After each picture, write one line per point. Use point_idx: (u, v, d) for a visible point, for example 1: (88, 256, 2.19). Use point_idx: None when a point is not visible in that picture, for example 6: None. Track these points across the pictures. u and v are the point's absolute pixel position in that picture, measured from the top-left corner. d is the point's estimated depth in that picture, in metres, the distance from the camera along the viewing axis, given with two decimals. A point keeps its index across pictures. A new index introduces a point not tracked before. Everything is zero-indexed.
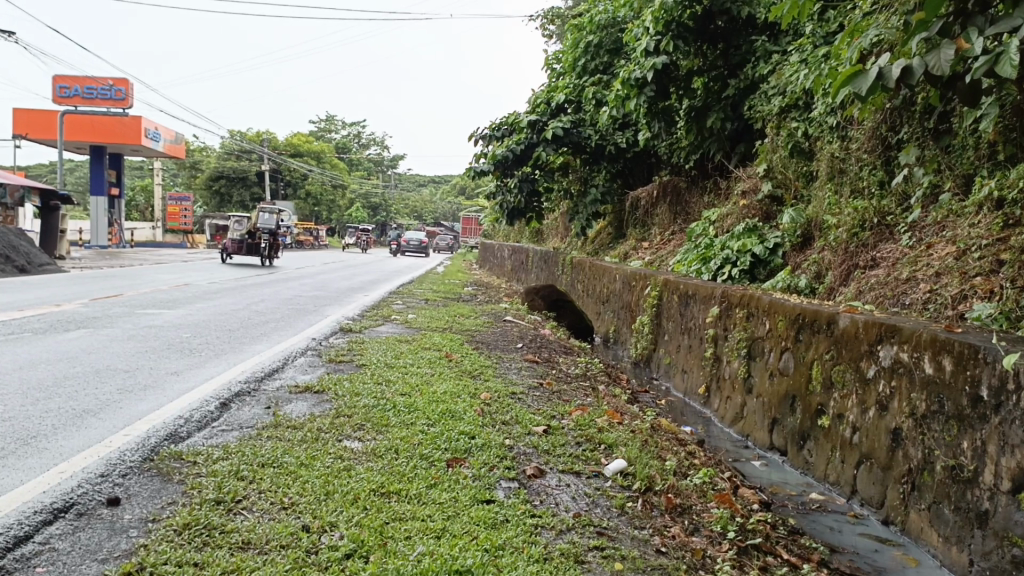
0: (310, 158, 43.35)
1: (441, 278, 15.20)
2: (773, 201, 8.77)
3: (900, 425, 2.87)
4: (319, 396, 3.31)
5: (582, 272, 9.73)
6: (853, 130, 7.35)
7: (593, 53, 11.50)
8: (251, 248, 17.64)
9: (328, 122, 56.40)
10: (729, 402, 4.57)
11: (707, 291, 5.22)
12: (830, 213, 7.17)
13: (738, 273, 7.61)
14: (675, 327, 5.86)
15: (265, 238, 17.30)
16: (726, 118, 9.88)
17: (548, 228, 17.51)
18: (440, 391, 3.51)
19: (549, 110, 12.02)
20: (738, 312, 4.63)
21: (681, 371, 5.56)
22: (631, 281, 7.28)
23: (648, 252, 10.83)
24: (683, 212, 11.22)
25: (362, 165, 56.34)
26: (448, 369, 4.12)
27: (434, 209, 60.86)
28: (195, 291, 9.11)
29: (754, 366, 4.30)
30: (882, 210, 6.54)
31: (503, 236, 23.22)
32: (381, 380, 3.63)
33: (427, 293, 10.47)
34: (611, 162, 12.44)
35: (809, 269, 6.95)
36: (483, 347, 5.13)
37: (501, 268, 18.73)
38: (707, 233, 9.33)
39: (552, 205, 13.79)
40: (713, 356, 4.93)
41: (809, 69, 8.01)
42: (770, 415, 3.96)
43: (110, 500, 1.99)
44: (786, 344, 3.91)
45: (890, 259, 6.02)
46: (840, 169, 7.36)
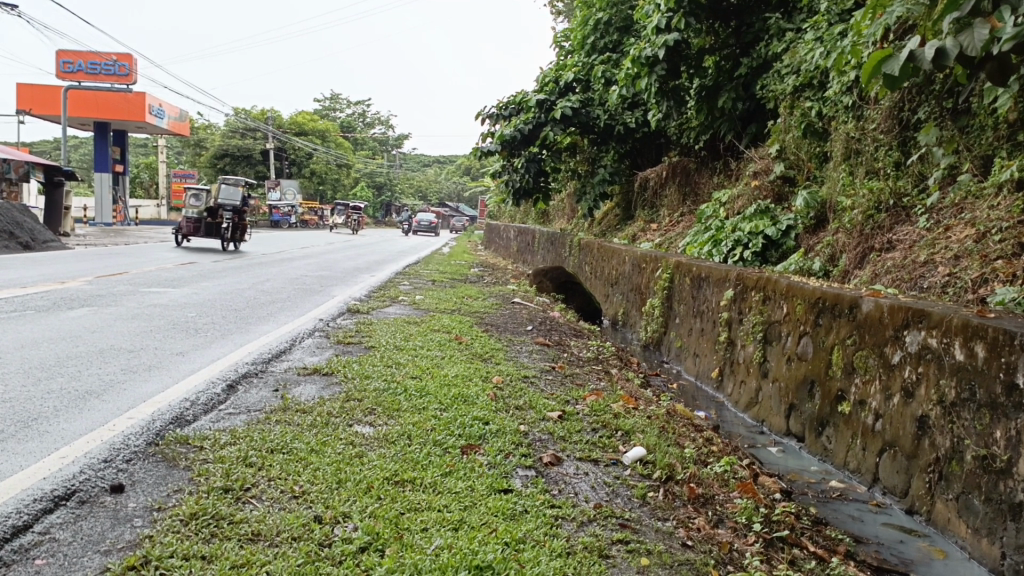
0: (315, 137, 43.15)
1: (447, 258, 15.11)
2: (785, 182, 8.63)
3: (927, 413, 2.78)
4: (328, 379, 3.24)
5: (590, 253, 9.62)
6: (868, 110, 7.20)
7: (602, 31, 11.33)
8: (210, 228, 14.65)
9: (333, 101, 56.12)
10: (743, 386, 4.49)
11: (721, 273, 5.12)
12: (844, 195, 7.04)
13: (749, 255, 7.49)
14: (687, 310, 5.77)
15: (231, 219, 14.41)
16: (737, 97, 9.73)
17: (555, 208, 17.36)
18: (452, 374, 3.44)
19: (557, 88, 11.87)
20: (754, 295, 4.53)
21: (693, 355, 5.48)
22: (641, 262, 7.18)
23: (656, 233, 10.72)
24: (692, 193, 11.09)
25: (366, 144, 56.05)
26: (458, 351, 4.04)
27: (439, 189, 60.67)
28: (200, 270, 9.02)
29: (770, 351, 4.21)
30: (898, 191, 6.42)
31: (509, 216, 23.11)
32: (391, 363, 3.56)
33: (434, 273, 10.38)
34: (620, 142, 12.28)
35: (823, 251, 6.83)
36: (493, 329, 5.05)
37: (506, 248, 18.61)
38: (717, 215, 9.20)
39: (559, 185, 13.64)
40: (726, 339, 4.84)
41: (824, 48, 7.85)
42: (787, 400, 3.87)
43: (114, 488, 1.92)
44: (805, 328, 3.82)
45: (907, 242, 5.91)
46: (855, 150, 7.22)
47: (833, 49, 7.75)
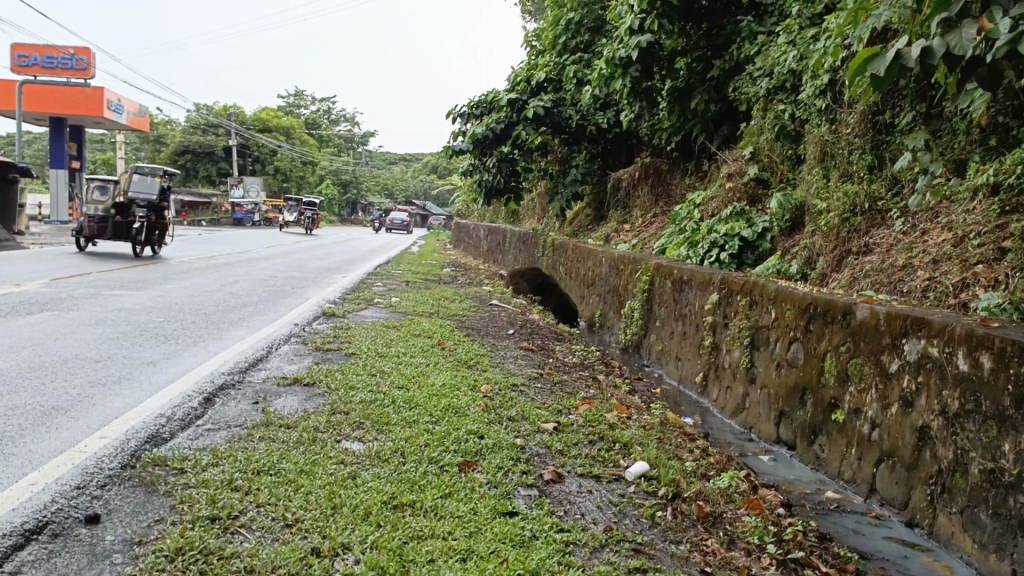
0: (279, 134, 42.56)
1: (418, 258, 14.93)
2: (758, 184, 8.57)
3: (927, 423, 2.72)
4: (310, 389, 3.10)
5: (564, 254, 9.53)
6: (843, 112, 7.15)
7: (574, 31, 11.31)
8: (119, 228, 12.57)
9: (297, 97, 55.44)
10: (729, 392, 4.42)
11: (705, 277, 5.05)
12: (820, 197, 7.03)
13: (725, 257, 7.45)
14: (669, 313, 5.70)
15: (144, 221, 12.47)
16: (709, 99, 9.70)
17: (525, 208, 17.24)
18: (439, 383, 3.32)
19: (528, 88, 11.76)
20: (740, 299, 4.47)
21: (676, 359, 5.41)
22: (618, 265, 7.10)
23: (629, 234, 10.67)
24: (664, 194, 11.06)
25: (331, 142, 55.41)
26: (442, 358, 3.92)
27: (405, 187, 60.29)
28: (164, 270, 8.76)
29: (758, 356, 4.14)
30: (874, 194, 6.41)
31: (478, 215, 22.98)
32: (375, 372, 3.42)
33: (405, 274, 10.21)
34: (592, 143, 12.20)
35: (799, 254, 6.80)
36: (473, 334, 4.93)
37: (476, 249, 18.44)
38: (691, 216, 9.17)
39: (530, 185, 13.53)
40: (712, 344, 4.78)
41: (798, 51, 7.85)
42: (777, 407, 3.81)
43: (89, 518, 1.78)
44: (795, 334, 3.76)
45: (885, 245, 5.90)
46: (829, 152, 7.20)
47: (806, 52, 7.75)
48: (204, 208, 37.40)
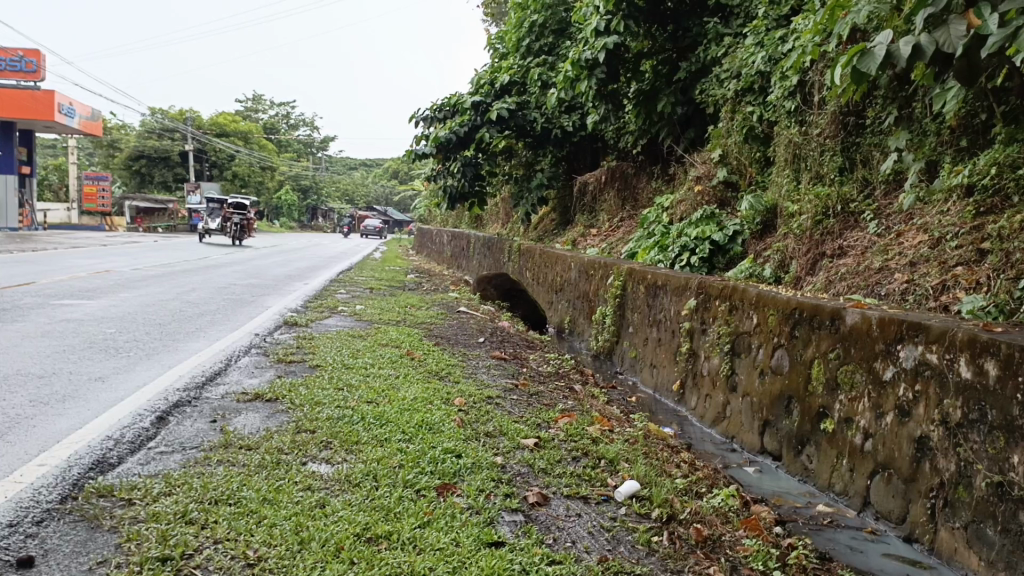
0: (237, 139, 41.87)
1: (381, 264, 14.67)
2: (727, 187, 8.51)
3: (927, 434, 2.61)
4: (272, 405, 2.88)
5: (532, 259, 9.38)
6: (813, 114, 7.11)
7: (537, 34, 11.14)
8: None
9: (256, 102, 54.67)
10: (709, 400, 4.29)
11: (681, 281, 4.92)
12: (791, 200, 6.97)
13: (696, 261, 7.35)
14: (642, 319, 5.57)
15: None
16: (676, 102, 9.63)
17: (490, 213, 17.06)
18: (410, 397, 3.13)
19: (493, 91, 11.60)
20: (718, 305, 4.35)
21: (650, 366, 5.28)
22: (589, 269, 6.96)
23: (596, 239, 10.55)
24: (631, 198, 10.98)
25: (291, 147, 54.66)
26: (413, 369, 3.72)
27: (366, 193, 59.78)
28: (118, 278, 8.42)
29: (738, 363, 4.02)
30: (845, 196, 6.36)
31: (442, 221, 22.75)
32: (342, 385, 3.22)
33: (369, 281, 9.95)
34: (557, 146, 12.07)
35: (772, 257, 6.72)
36: (443, 342, 4.74)
37: (440, 254, 18.22)
38: (660, 220, 9.08)
39: (495, 190, 13.36)
40: (689, 351, 4.65)
41: (766, 52, 7.80)
42: (761, 416, 3.68)
43: (21, 562, 1.56)
44: (778, 340, 3.64)
45: (859, 247, 5.83)
46: (798, 154, 7.14)
47: (775, 54, 7.71)
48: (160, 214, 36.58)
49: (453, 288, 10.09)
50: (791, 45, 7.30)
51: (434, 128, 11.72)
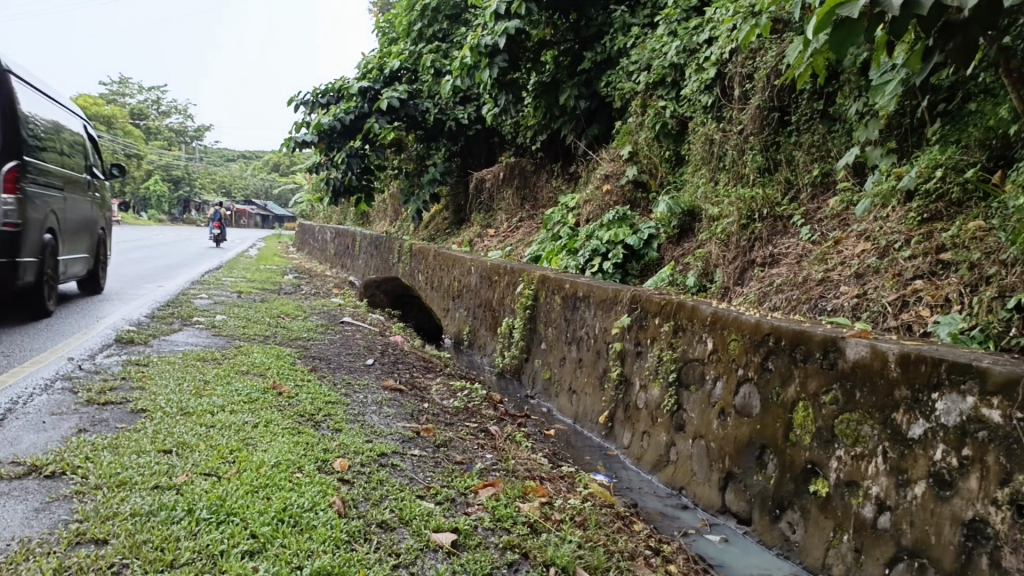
0: (98, 123, 38.72)
1: (255, 263, 13.36)
2: (637, 187, 7.83)
3: (983, 517, 1.93)
4: (51, 488, 1.91)
5: (425, 261, 8.48)
6: (732, 110, 6.53)
7: (430, 18, 10.28)
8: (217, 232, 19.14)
9: (121, 86, 51.00)
10: (647, 439, 3.56)
11: (608, 294, 4.19)
12: (710, 201, 6.35)
13: (608, 267, 6.62)
14: (558, 335, 4.82)
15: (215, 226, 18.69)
16: (580, 95, 8.85)
17: (377, 210, 16.01)
18: (271, 465, 2.21)
19: (382, 77, 10.56)
20: (658, 324, 3.63)
21: (569, 391, 4.52)
22: (492, 275, 6.16)
23: (494, 240, 9.76)
24: (530, 197, 10.25)
25: (162, 134, 51.24)
26: (277, 413, 2.79)
27: (244, 186, 56.93)
28: None
29: (687, 397, 3.31)
30: (771, 198, 5.76)
31: (325, 217, 21.43)
32: (171, 446, 2.27)
33: (238, 283, 8.79)
34: (450, 139, 11.20)
35: (692, 264, 6.03)
36: (321, 368, 3.79)
37: (323, 252, 16.98)
38: (566, 221, 8.35)
39: (383, 185, 12.35)
40: (619, 378, 3.90)
41: (681, 42, 7.19)
42: (721, 468, 2.96)
43: None
44: (745, 373, 2.93)
45: (792, 256, 5.20)
46: (715, 153, 6.53)
47: (690, 45, 7.12)
48: None
49: (335, 292, 9.01)
50: (709, 35, 6.76)
51: (315, 114, 10.60)
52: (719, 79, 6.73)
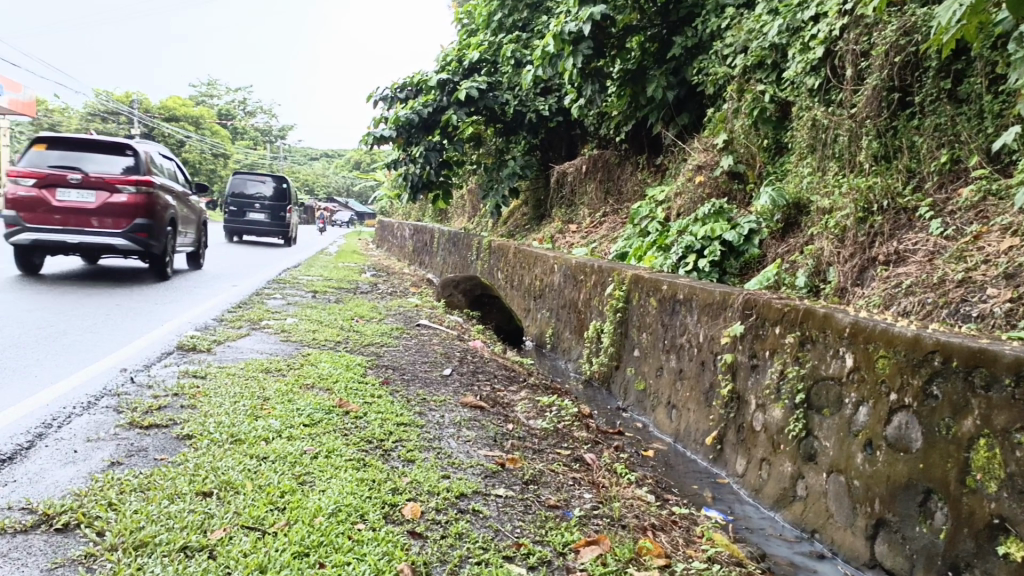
0: (188, 124, 39.75)
1: (336, 261, 13.20)
2: (733, 178, 7.23)
3: None
4: (56, 550, 1.55)
5: (505, 258, 8.08)
6: (843, 92, 5.87)
7: (510, 8, 9.84)
8: None
9: (210, 87, 52.46)
10: (767, 469, 3.05)
11: (715, 299, 3.68)
12: (818, 192, 5.73)
13: (704, 265, 6.08)
14: (653, 342, 4.33)
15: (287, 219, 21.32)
16: (668, 84, 8.27)
17: (456, 207, 15.72)
18: (329, 514, 1.82)
19: (461, 69, 10.18)
20: (779, 334, 3.11)
21: (668, 406, 4.04)
22: (577, 275, 5.70)
23: (577, 236, 9.31)
24: (614, 191, 9.74)
25: (247, 135, 52.44)
26: (340, 439, 2.41)
27: (326, 184, 58.01)
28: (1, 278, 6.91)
29: (819, 423, 2.79)
30: (891, 188, 5.09)
31: (404, 213, 21.37)
32: (213, 489, 1.90)
33: (315, 282, 8.57)
34: (531, 132, 10.75)
35: (802, 262, 5.44)
36: (395, 382, 3.40)
37: (402, 250, 16.79)
38: (655, 215, 7.83)
39: (461, 180, 12.01)
40: (730, 395, 3.40)
41: (783, 20, 6.56)
42: (869, 513, 2.45)
43: None
44: (899, 400, 2.40)
45: (922, 252, 4.56)
46: (823, 140, 5.86)
47: (794, 23, 6.47)
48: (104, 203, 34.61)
49: (413, 291, 8.70)
50: (815, 11, 6.13)
51: (393, 108, 10.31)
52: (827, 59, 6.07)
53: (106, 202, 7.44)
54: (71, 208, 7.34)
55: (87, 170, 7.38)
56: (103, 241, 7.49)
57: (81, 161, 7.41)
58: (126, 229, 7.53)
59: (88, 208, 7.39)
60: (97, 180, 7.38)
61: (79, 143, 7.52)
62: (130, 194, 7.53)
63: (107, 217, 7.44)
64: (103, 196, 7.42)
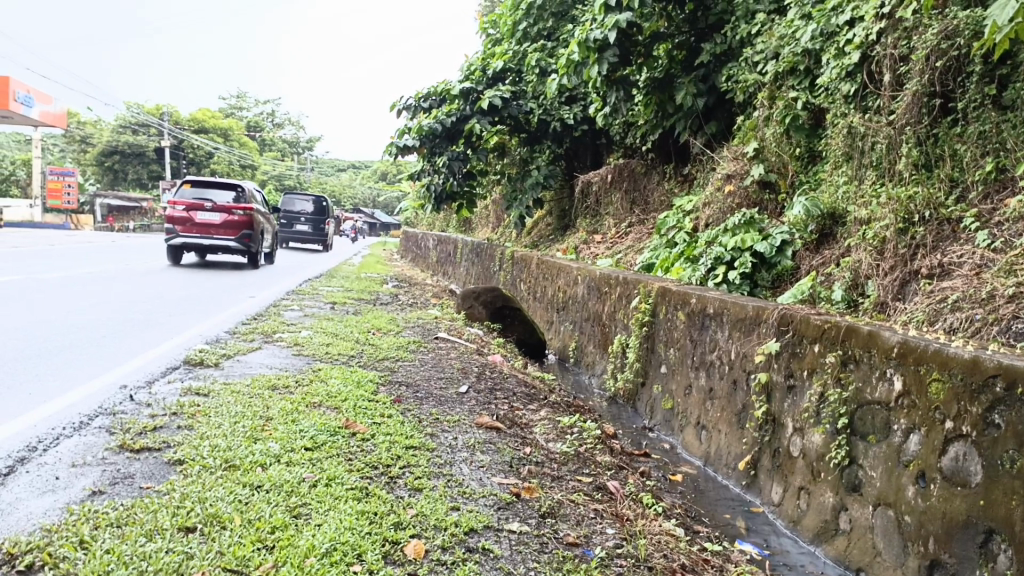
0: (216, 135, 40.11)
1: (358, 272, 13.10)
2: (764, 188, 6.99)
3: None
4: None
5: (528, 270, 7.90)
6: (880, 98, 5.62)
7: (535, 16, 9.71)
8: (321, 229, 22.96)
9: (239, 98, 53.01)
10: (806, 499, 2.83)
11: (748, 314, 3.47)
12: (854, 202, 5.49)
13: (734, 277, 5.85)
14: (682, 358, 4.12)
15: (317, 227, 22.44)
16: (696, 92, 8.06)
17: (480, 217, 15.59)
18: (322, 554, 1.64)
19: (485, 78, 10.04)
20: (818, 354, 2.89)
21: (697, 427, 3.83)
22: (601, 287, 5.50)
23: (602, 247, 9.11)
24: (640, 201, 9.53)
25: (275, 145, 52.87)
26: (343, 465, 2.23)
27: (352, 194, 58.31)
28: (20, 288, 6.85)
29: (864, 451, 2.57)
30: (933, 197, 4.83)
31: (428, 223, 21.30)
32: (196, 523, 1.73)
33: (335, 292, 8.44)
34: (555, 141, 10.58)
35: (838, 275, 5.19)
36: (408, 400, 3.23)
37: (425, 260, 16.68)
38: (682, 225, 7.61)
39: (485, 190, 11.87)
40: (764, 417, 3.18)
41: (817, 24, 6.32)
42: (922, 552, 2.23)
43: None
44: (956, 429, 2.18)
45: (967, 266, 4.30)
46: (859, 148, 5.61)
47: (828, 27, 6.22)
48: (133, 212, 34.95)
49: (434, 303, 8.54)
50: (850, 15, 5.89)
51: (416, 118, 10.19)
52: (864, 64, 5.82)
53: (227, 218, 11.11)
54: (204, 224, 10.98)
55: (215, 200, 11.06)
56: (222, 243, 11.16)
57: (211, 195, 11.16)
58: (238, 237, 11.20)
59: (214, 223, 11.07)
60: (220, 205, 11.08)
61: (208, 183, 11.30)
62: (241, 214, 11.17)
63: (226, 228, 11.07)
64: (224, 213, 11.01)
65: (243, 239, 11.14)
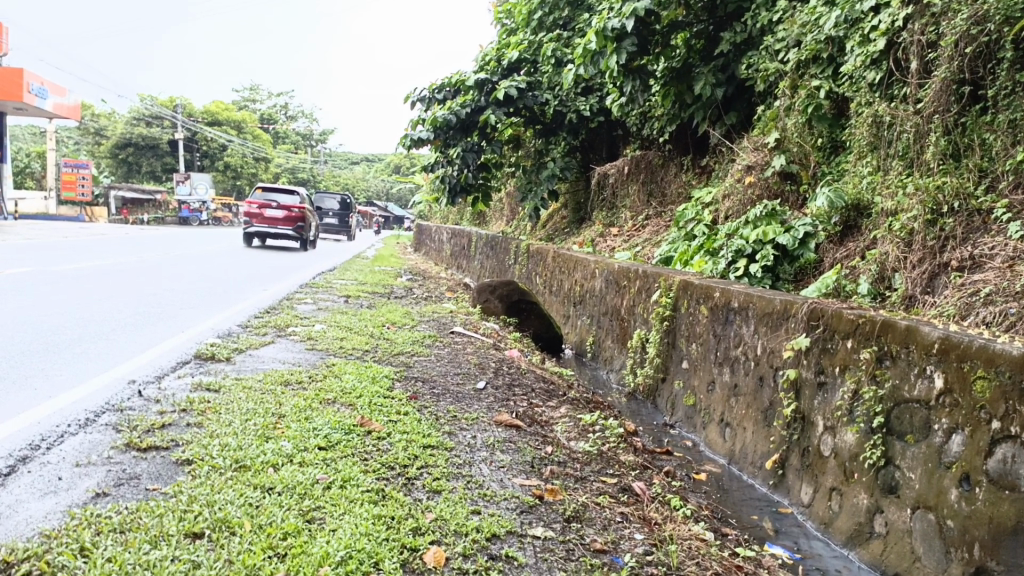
0: (230, 128, 40.18)
1: (372, 265, 13.01)
2: (785, 179, 6.85)
3: None
4: None
5: (543, 262, 7.80)
6: (906, 86, 5.45)
7: (551, 6, 9.59)
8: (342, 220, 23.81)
9: (253, 91, 53.15)
10: (839, 500, 2.72)
11: (777, 308, 3.35)
12: (880, 193, 5.34)
13: (756, 270, 5.73)
14: (704, 354, 4.00)
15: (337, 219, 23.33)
16: (715, 81, 7.90)
17: (494, 209, 15.50)
18: (337, 563, 1.55)
19: (501, 69, 9.92)
20: (851, 349, 2.77)
21: (721, 424, 3.72)
22: (620, 280, 5.40)
23: (619, 240, 9.00)
24: (657, 193, 9.40)
25: (289, 139, 52.97)
26: (357, 465, 2.14)
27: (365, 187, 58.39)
28: (32, 281, 6.81)
29: (901, 451, 2.45)
30: (963, 187, 4.67)
31: (441, 215, 21.26)
32: (204, 529, 1.64)
33: (349, 286, 8.37)
34: (571, 133, 10.46)
35: (864, 268, 5.06)
36: (425, 397, 3.13)
37: (439, 253, 16.62)
38: (701, 217, 7.49)
39: (500, 182, 11.77)
40: (793, 415, 3.06)
41: (841, 11, 6.14)
42: (966, 559, 2.12)
43: None
44: (1005, 430, 2.06)
45: (1001, 258, 4.16)
46: (885, 138, 5.45)
47: (852, 14, 6.04)
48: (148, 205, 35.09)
49: (449, 296, 8.46)
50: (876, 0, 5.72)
51: (430, 109, 10.08)
52: (890, 51, 5.66)
53: (286, 215, 15.52)
54: (273, 218, 15.45)
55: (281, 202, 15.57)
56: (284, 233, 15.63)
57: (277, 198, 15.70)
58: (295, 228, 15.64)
59: (279, 218, 15.53)
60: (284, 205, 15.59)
61: (275, 189, 15.83)
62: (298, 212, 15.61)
63: (286, 221, 15.49)
64: (285, 211, 15.36)
65: (298, 229, 15.44)
